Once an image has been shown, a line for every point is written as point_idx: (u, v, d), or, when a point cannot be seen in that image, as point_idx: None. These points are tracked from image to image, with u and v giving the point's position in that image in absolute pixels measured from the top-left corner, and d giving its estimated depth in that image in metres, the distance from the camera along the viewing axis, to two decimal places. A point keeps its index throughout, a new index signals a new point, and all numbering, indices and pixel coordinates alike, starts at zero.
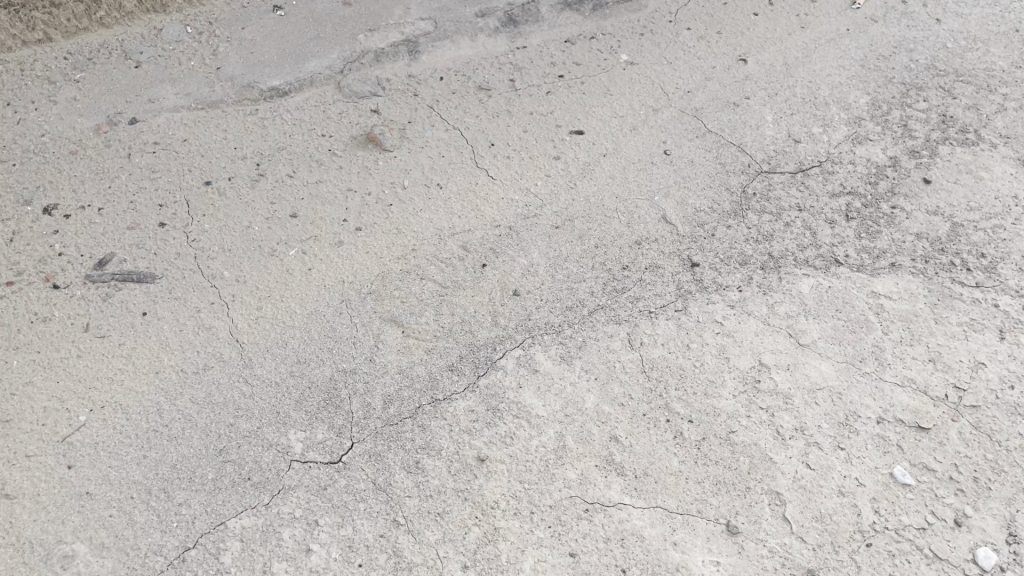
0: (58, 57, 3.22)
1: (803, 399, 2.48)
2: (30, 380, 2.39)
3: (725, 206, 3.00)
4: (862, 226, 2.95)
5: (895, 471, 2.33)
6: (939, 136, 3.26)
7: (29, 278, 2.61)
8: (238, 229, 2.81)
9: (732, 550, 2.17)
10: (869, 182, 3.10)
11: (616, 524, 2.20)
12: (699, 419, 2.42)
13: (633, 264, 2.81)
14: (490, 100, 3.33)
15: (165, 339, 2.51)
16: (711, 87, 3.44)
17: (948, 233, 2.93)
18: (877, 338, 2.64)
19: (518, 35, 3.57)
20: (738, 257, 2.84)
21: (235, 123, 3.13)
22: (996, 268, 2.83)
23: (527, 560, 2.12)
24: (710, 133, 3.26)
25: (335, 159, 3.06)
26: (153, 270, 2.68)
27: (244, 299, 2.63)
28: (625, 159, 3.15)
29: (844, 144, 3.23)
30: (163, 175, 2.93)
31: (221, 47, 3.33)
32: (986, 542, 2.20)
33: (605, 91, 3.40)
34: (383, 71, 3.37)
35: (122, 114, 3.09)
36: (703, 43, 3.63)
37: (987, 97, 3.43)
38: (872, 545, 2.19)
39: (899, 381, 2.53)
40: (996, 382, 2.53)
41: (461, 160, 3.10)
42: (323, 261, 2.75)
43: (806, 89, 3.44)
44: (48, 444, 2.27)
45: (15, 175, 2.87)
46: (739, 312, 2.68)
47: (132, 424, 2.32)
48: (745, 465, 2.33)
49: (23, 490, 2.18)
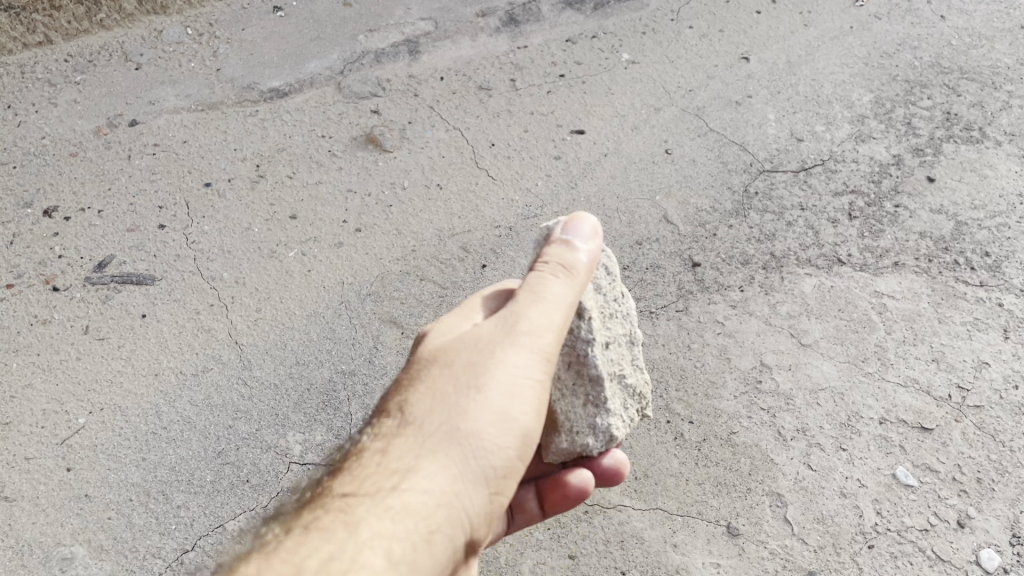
0: (58, 59, 3.22)
1: (805, 400, 2.47)
2: (30, 382, 2.40)
3: (727, 205, 2.98)
4: (865, 225, 2.92)
5: (897, 472, 2.33)
6: (943, 134, 3.23)
7: (29, 281, 2.63)
8: (238, 231, 2.81)
9: (733, 552, 2.19)
10: (872, 180, 3.07)
11: (616, 526, 2.23)
12: (699, 420, 2.41)
13: (634, 265, 2.79)
14: (490, 100, 3.31)
15: (164, 342, 2.51)
16: (714, 85, 3.41)
17: (952, 231, 2.91)
18: (879, 338, 2.62)
19: (518, 35, 3.54)
20: (740, 257, 2.82)
21: (234, 125, 3.12)
22: (1000, 267, 2.81)
23: (526, 562, 2.16)
24: (711, 132, 3.23)
25: (335, 160, 3.05)
26: (153, 272, 2.68)
27: (242, 301, 2.62)
28: (626, 159, 3.13)
29: (847, 142, 3.20)
30: (162, 177, 2.93)
31: (220, 49, 3.33)
32: (989, 543, 2.22)
33: (606, 90, 3.38)
34: (383, 70, 3.35)
35: (123, 116, 3.09)
36: (706, 41, 3.58)
37: (991, 94, 3.40)
38: (875, 546, 2.20)
39: (902, 381, 2.51)
40: (999, 382, 2.52)
41: (461, 160, 3.09)
42: (322, 262, 2.74)
43: (809, 87, 3.40)
44: (47, 446, 2.29)
45: (17, 177, 2.89)
46: (742, 313, 2.67)
47: (132, 426, 2.33)
48: (747, 466, 2.33)
49: (21, 493, 2.21)
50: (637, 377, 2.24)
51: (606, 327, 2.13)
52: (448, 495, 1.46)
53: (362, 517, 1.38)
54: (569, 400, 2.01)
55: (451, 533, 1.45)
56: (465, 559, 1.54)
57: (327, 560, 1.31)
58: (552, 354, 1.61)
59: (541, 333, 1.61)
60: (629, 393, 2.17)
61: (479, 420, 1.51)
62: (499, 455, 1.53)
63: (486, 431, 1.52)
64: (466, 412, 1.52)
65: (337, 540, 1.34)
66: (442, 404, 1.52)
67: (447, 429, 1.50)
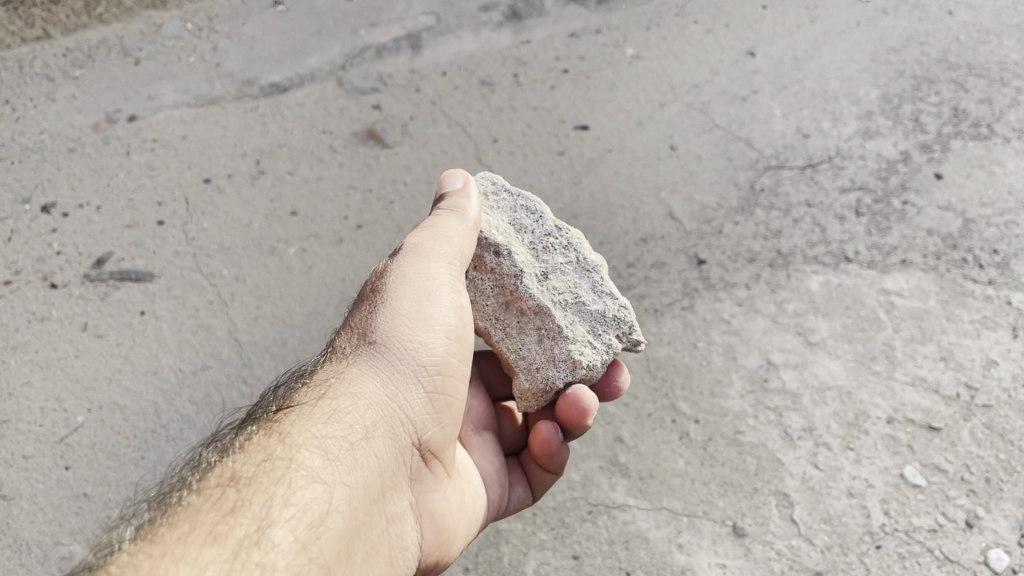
0: (56, 54, 3.19)
1: (812, 399, 2.44)
2: (28, 380, 2.39)
3: (733, 202, 2.94)
4: (872, 222, 2.89)
5: (905, 471, 2.30)
6: (950, 131, 3.19)
7: (28, 278, 2.60)
8: (238, 227, 2.78)
9: (739, 552, 2.16)
10: (880, 177, 3.03)
11: (620, 526, 2.20)
12: (705, 420, 2.39)
13: (638, 263, 2.77)
14: (493, 95, 3.28)
15: (164, 339, 2.49)
16: (719, 80, 3.37)
17: (961, 228, 2.87)
18: (887, 337, 2.59)
19: (521, 29, 3.49)
20: (746, 254, 2.79)
21: (234, 120, 3.08)
22: (1009, 264, 2.77)
23: (529, 563, 2.14)
24: (717, 128, 3.19)
25: (336, 156, 3.02)
26: (152, 269, 2.65)
27: (242, 298, 2.59)
28: (631, 155, 3.10)
29: (854, 139, 3.16)
30: (162, 172, 2.91)
31: (220, 43, 3.29)
32: (999, 543, 2.18)
33: (610, 85, 3.34)
34: (384, 66, 3.32)
35: (122, 112, 3.06)
36: (712, 37, 3.53)
37: (1000, 90, 3.34)
38: (882, 547, 2.17)
39: (910, 380, 2.48)
40: (1008, 381, 2.48)
41: (464, 156, 3.06)
42: (323, 259, 2.71)
43: (816, 83, 3.36)
44: (46, 445, 2.28)
45: (15, 173, 2.87)
46: (748, 311, 2.64)
47: (131, 425, 2.31)
48: (753, 465, 2.30)
49: (20, 492, 2.20)
50: (607, 301, 1.97)
51: (544, 262, 1.97)
52: (378, 397, 1.68)
53: (292, 428, 1.57)
54: (522, 340, 1.95)
55: (388, 426, 1.67)
56: (416, 459, 1.73)
57: (270, 455, 1.50)
58: (457, 259, 1.84)
59: (437, 242, 1.84)
60: (596, 319, 1.95)
61: (401, 328, 1.77)
62: (423, 356, 1.76)
63: (405, 336, 1.76)
64: (387, 323, 1.78)
65: (272, 446, 1.52)
66: (369, 324, 1.79)
67: (371, 344, 1.75)
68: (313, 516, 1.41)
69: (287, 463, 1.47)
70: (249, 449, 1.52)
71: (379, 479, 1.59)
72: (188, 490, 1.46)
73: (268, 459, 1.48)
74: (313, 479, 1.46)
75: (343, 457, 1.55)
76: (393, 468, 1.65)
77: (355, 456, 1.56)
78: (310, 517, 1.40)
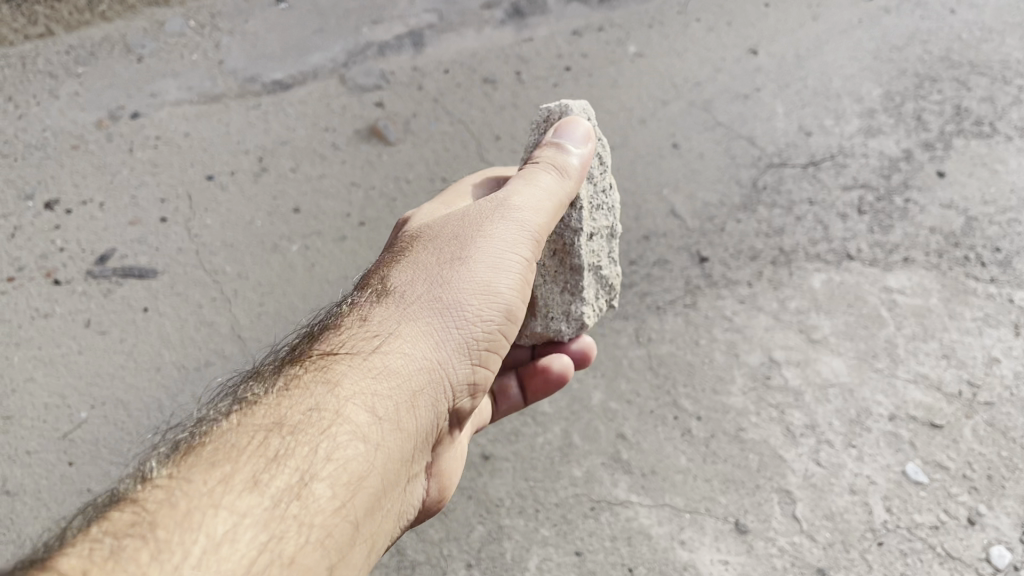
0: (59, 51, 3.19)
1: (814, 396, 2.44)
2: (31, 377, 2.39)
3: (735, 200, 2.94)
4: (875, 220, 2.89)
5: (907, 469, 2.30)
6: (953, 129, 3.18)
7: (30, 275, 2.61)
8: (240, 224, 2.78)
9: (741, 549, 2.16)
10: (882, 175, 3.03)
11: (623, 522, 2.20)
12: (707, 416, 2.39)
13: (641, 260, 2.77)
14: (495, 93, 3.28)
15: (166, 336, 2.49)
16: (721, 78, 3.37)
17: (963, 226, 2.86)
18: (889, 334, 2.59)
19: (523, 27, 3.50)
20: (748, 251, 2.79)
21: (237, 117, 3.09)
22: (1011, 262, 2.77)
23: (531, 559, 2.14)
24: (719, 126, 3.19)
25: (338, 154, 3.02)
26: (154, 265, 2.66)
27: (245, 295, 2.60)
28: (633, 153, 3.10)
29: (856, 137, 3.16)
30: (164, 169, 2.91)
31: (223, 41, 3.30)
32: (1001, 540, 2.18)
33: (612, 83, 3.34)
34: (387, 63, 3.32)
35: (124, 109, 3.06)
36: (713, 34, 3.53)
37: (1002, 88, 3.33)
38: (885, 544, 2.17)
39: (912, 378, 2.48)
40: (1010, 379, 2.48)
41: (466, 153, 3.06)
42: (325, 257, 2.72)
43: (818, 81, 3.36)
44: (49, 441, 2.28)
45: (18, 169, 2.87)
46: (750, 308, 2.64)
47: (134, 421, 2.32)
48: (755, 462, 2.30)
49: (24, 488, 2.21)
50: (612, 269, 2.20)
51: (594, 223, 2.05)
52: (433, 360, 1.62)
53: (342, 377, 1.52)
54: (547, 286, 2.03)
55: (436, 391, 1.61)
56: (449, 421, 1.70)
57: (318, 403, 1.47)
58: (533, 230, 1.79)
59: (523, 206, 1.78)
60: (601, 284, 2.14)
61: (466, 290, 1.70)
62: (480, 327, 1.70)
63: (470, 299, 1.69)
64: (455, 282, 1.70)
65: (319, 393, 1.49)
66: (432, 275, 1.71)
67: (434, 298, 1.68)
68: (353, 473, 1.40)
69: (334, 416, 1.45)
70: (296, 392, 1.49)
71: (416, 442, 1.56)
72: (232, 416, 1.45)
73: (315, 408, 1.45)
74: (357, 437, 1.44)
75: (389, 417, 1.50)
76: (430, 431, 1.62)
77: (402, 420, 1.52)
78: (348, 476, 1.39)
